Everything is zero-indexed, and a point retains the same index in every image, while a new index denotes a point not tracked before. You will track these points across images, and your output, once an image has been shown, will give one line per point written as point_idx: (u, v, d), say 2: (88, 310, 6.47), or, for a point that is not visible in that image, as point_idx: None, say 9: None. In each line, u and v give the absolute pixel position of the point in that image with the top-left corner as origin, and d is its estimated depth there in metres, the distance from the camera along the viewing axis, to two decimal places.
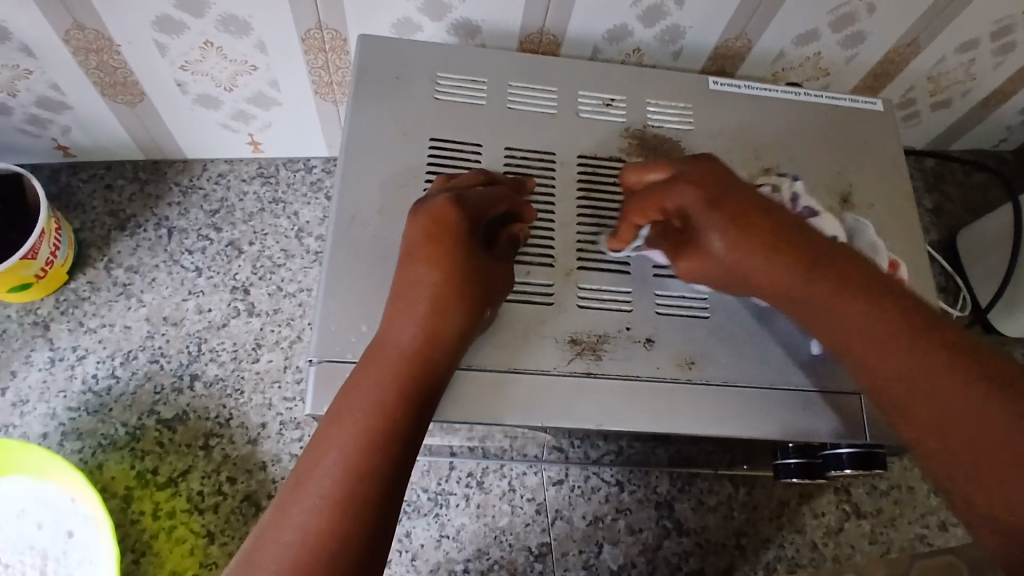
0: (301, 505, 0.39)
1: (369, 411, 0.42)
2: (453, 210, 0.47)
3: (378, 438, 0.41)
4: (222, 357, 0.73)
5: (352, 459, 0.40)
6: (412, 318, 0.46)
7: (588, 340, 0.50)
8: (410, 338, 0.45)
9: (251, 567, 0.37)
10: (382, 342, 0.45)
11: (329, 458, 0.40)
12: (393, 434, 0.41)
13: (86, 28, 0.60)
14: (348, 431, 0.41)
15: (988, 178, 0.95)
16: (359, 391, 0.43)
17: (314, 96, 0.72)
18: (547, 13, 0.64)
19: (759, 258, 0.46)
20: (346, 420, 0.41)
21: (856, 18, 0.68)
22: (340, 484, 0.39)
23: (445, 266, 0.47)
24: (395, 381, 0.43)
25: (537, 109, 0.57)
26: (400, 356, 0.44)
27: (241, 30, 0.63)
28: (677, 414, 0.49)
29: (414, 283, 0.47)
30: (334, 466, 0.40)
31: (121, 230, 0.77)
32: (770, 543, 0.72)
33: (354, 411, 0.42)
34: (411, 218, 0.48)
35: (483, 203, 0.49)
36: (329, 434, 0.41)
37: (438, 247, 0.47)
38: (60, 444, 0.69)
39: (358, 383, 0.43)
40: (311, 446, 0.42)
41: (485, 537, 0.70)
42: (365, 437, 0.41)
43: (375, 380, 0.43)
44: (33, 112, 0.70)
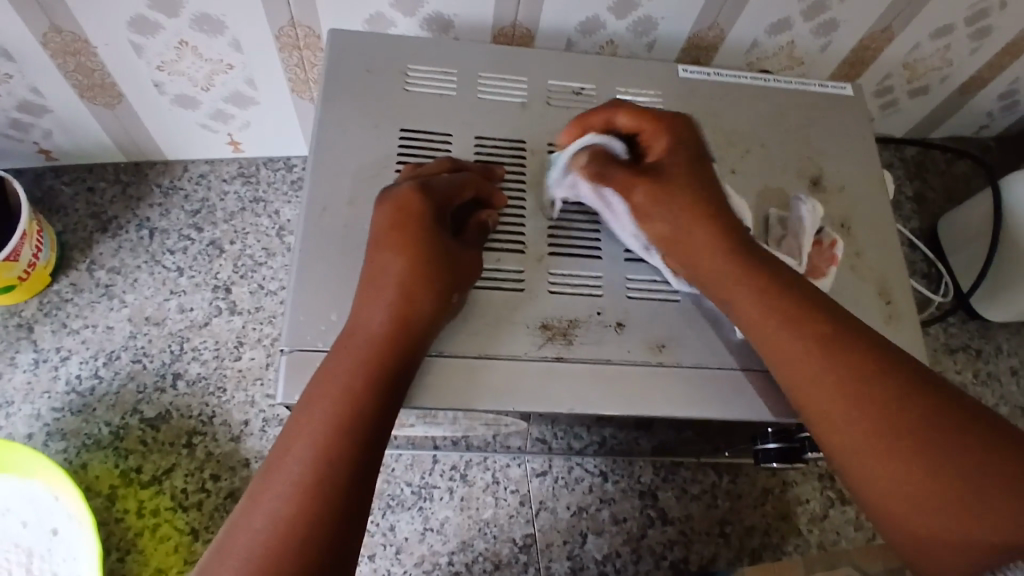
0: (274, 490, 0.39)
1: (339, 397, 0.42)
2: (419, 196, 0.48)
3: (349, 423, 0.41)
4: (205, 356, 0.73)
5: (324, 444, 0.40)
6: (381, 305, 0.46)
7: (559, 325, 0.50)
8: (380, 324, 0.45)
9: (224, 555, 0.37)
10: (351, 332, 0.45)
11: (302, 443, 0.40)
12: (363, 419, 0.41)
13: (63, 30, 0.61)
14: (318, 417, 0.41)
15: (969, 165, 0.95)
16: (329, 379, 0.43)
17: (291, 94, 0.72)
18: (519, 7, 0.64)
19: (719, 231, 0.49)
20: (317, 407, 0.42)
21: (827, 7, 0.69)
22: (311, 467, 0.39)
23: (414, 252, 0.47)
24: (363, 367, 0.43)
25: (508, 98, 0.57)
26: (369, 343, 0.45)
27: (216, 29, 0.63)
28: (649, 396, 0.50)
29: (382, 271, 0.47)
30: (306, 451, 0.40)
31: (104, 231, 0.77)
32: (754, 530, 0.72)
33: (324, 398, 0.42)
34: (378, 206, 0.49)
35: (449, 189, 0.49)
36: (300, 423, 0.41)
37: (405, 234, 0.48)
38: (44, 444, 0.70)
39: (325, 371, 0.43)
40: (282, 435, 0.41)
41: (470, 529, 0.70)
42: (336, 422, 0.41)
43: (345, 369, 0.43)
44: (14, 116, 0.70)
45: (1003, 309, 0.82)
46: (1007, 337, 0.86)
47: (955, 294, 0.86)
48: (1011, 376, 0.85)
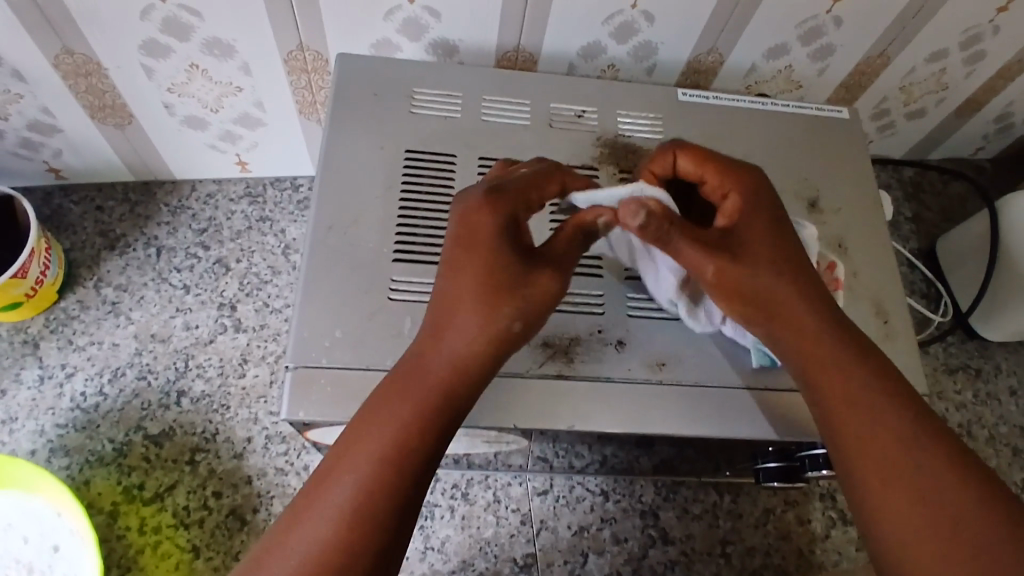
0: (315, 512, 0.39)
1: (398, 435, 0.41)
2: (492, 215, 0.45)
3: (400, 465, 0.40)
4: (209, 373, 0.74)
5: (372, 482, 0.39)
6: (453, 337, 0.43)
7: (560, 343, 0.51)
8: (458, 345, 0.43)
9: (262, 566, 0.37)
10: (425, 357, 0.44)
11: (349, 471, 0.40)
12: (413, 462, 0.40)
13: (75, 52, 0.62)
14: (370, 451, 0.40)
15: (967, 187, 0.96)
16: (391, 407, 0.42)
17: (298, 116, 0.74)
18: (522, 31, 0.66)
19: (786, 282, 0.47)
20: (373, 432, 0.41)
21: (824, 32, 0.70)
22: (354, 501, 0.39)
23: (493, 276, 0.44)
24: (427, 408, 0.42)
25: (510, 120, 0.59)
26: (436, 379, 0.43)
27: (225, 53, 0.65)
28: (648, 414, 0.50)
29: (464, 295, 0.44)
30: (354, 482, 0.39)
31: (111, 249, 0.78)
32: (756, 551, 0.72)
33: (379, 428, 0.41)
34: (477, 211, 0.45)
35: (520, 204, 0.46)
36: (353, 445, 0.41)
37: (494, 246, 0.44)
38: (48, 460, 0.70)
39: (392, 396, 0.42)
40: (332, 452, 0.41)
41: (470, 548, 0.70)
42: (386, 461, 0.40)
43: (409, 403, 0.42)
44: (25, 136, 0.71)
45: (1002, 330, 0.83)
46: (1006, 358, 0.87)
47: (954, 314, 0.86)
48: (1012, 397, 0.85)
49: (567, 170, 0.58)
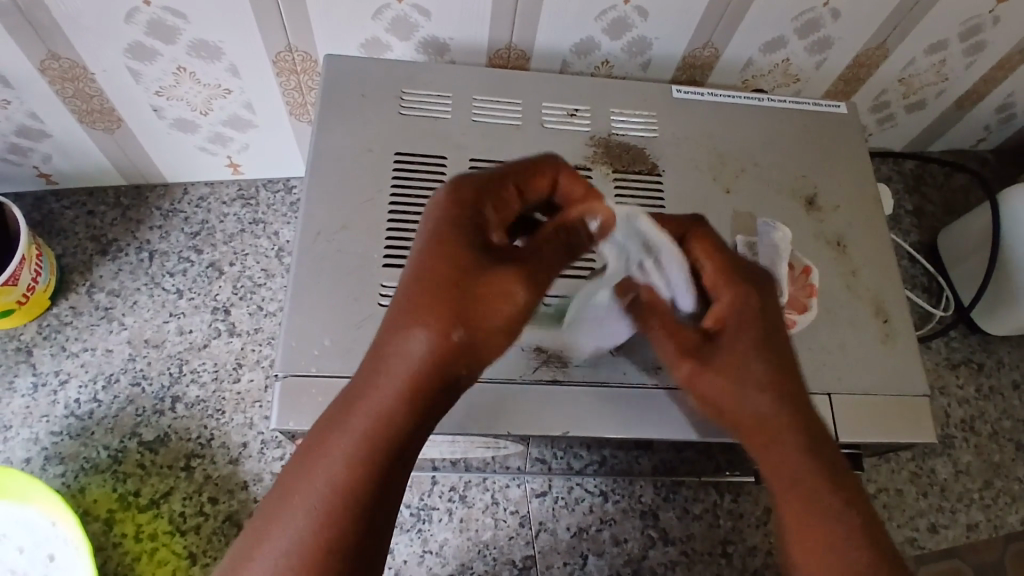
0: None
1: (327, 492, 0.37)
2: (467, 188, 0.42)
3: (334, 525, 0.36)
4: (203, 378, 0.73)
5: (315, 528, 0.36)
6: (388, 376, 0.38)
7: (554, 348, 0.50)
8: (415, 357, 0.38)
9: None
10: (374, 375, 0.38)
11: (269, 546, 0.36)
12: (350, 520, 0.36)
13: (61, 57, 0.62)
14: (295, 518, 0.36)
15: (968, 178, 0.95)
16: (316, 463, 0.37)
17: (289, 117, 0.73)
18: (514, 29, 0.65)
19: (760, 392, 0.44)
20: (334, 444, 0.37)
21: (822, 25, 0.69)
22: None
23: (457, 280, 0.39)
24: (362, 457, 0.37)
25: (502, 120, 0.58)
26: (372, 424, 0.37)
27: (213, 55, 0.64)
28: (645, 418, 0.50)
29: (420, 305, 0.39)
30: (277, 557, 0.36)
31: (103, 254, 0.78)
32: (756, 550, 0.72)
33: (306, 488, 0.37)
34: (448, 191, 0.42)
35: (498, 187, 0.43)
36: (269, 519, 0.37)
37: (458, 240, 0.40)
38: (42, 468, 0.70)
39: (320, 447, 0.38)
40: (251, 524, 0.38)
41: (469, 551, 0.69)
42: (323, 516, 0.36)
43: (352, 443, 0.37)
44: (13, 141, 0.71)
45: (1004, 324, 0.82)
46: (1009, 351, 0.86)
47: (956, 309, 0.85)
48: (1015, 391, 0.84)
49: None
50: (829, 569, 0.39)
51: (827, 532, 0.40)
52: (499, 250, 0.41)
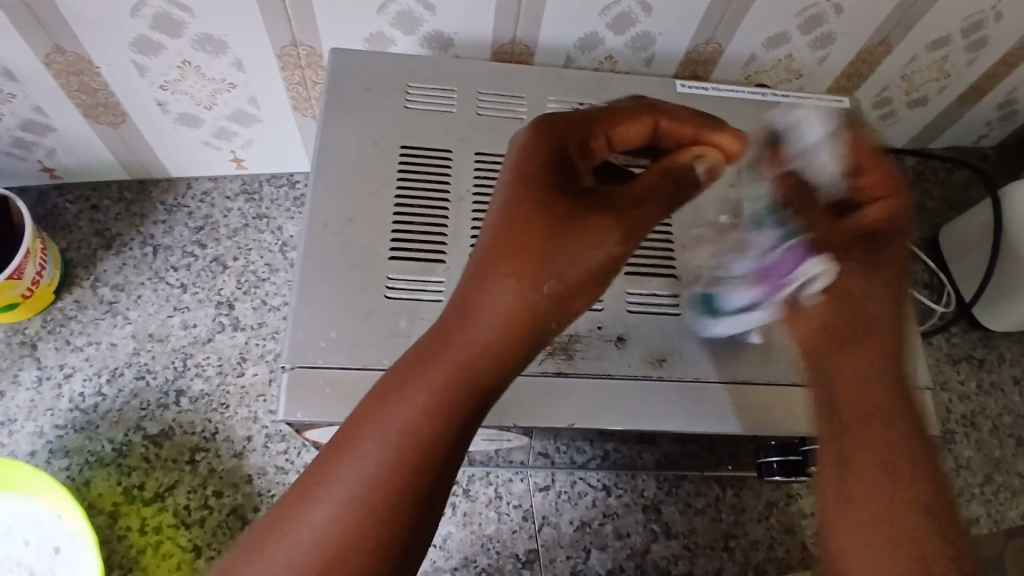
0: (282, 546, 0.36)
1: (413, 423, 0.38)
2: (559, 136, 0.44)
3: (392, 494, 0.37)
4: (208, 372, 0.73)
5: (403, 454, 0.38)
6: (477, 318, 0.40)
7: (559, 341, 0.51)
8: (501, 304, 0.40)
9: (303, 502, 0.37)
10: (457, 320, 0.41)
11: (319, 506, 0.37)
12: (406, 492, 0.37)
13: (66, 51, 0.62)
14: (349, 481, 0.37)
15: (970, 175, 0.95)
16: (377, 429, 0.38)
17: (293, 112, 0.73)
18: (518, 24, 0.65)
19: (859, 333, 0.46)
20: (416, 380, 0.39)
21: (824, 20, 0.69)
22: (365, 504, 0.36)
23: (545, 226, 0.41)
24: (425, 431, 0.38)
25: (507, 114, 0.58)
26: (430, 394, 0.39)
27: (218, 50, 0.64)
28: (649, 411, 0.50)
29: (508, 254, 0.41)
30: (328, 516, 0.36)
31: (107, 248, 0.78)
32: (758, 544, 0.72)
33: (363, 455, 0.38)
34: (542, 137, 0.44)
35: (587, 128, 0.44)
36: (322, 479, 0.38)
37: (550, 190, 0.42)
38: (47, 461, 0.70)
39: (384, 414, 0.39)
40: (301, 481, 0.39)
41: (473, 544, 0.70)
42: (410, 444, 0.38)
43: (439, 378, 0.39)
44: (19, 136, 0.71)
45: (1005, 319, 0.82)
46: (1010, 347, 0.86)
47: (957, 305, 0.86)
48: (1016, 386, 0.84)
49: None
50: (895, 505, 0.41)
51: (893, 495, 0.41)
52: (589, 198, 0.42)
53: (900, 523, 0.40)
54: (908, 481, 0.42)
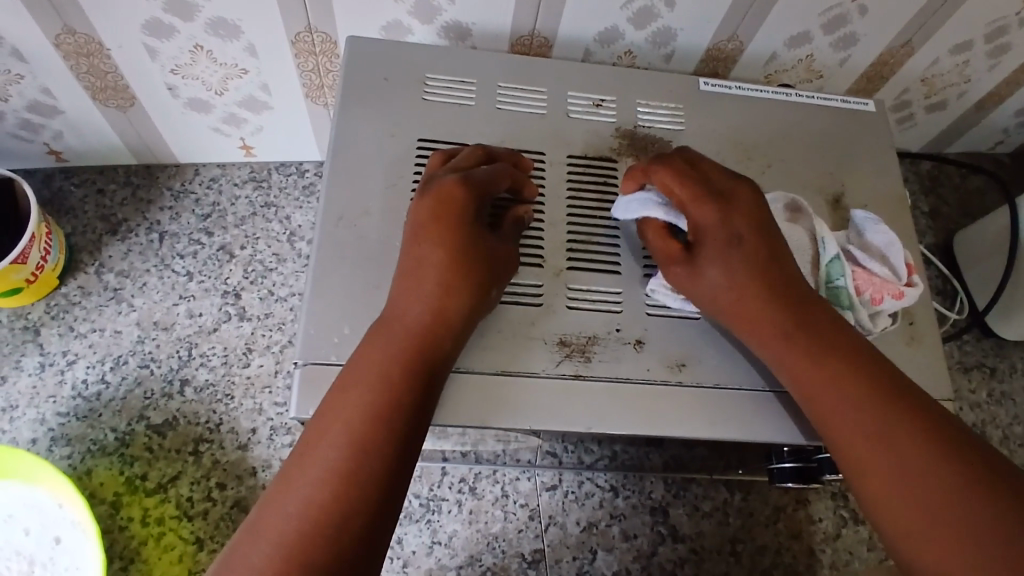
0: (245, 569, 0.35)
1: (346, 443, 0.39)
2: (461, 189, 0.47)
3: (339, 500, 0.37)
4: (213, 362, 0.72)
5: (334, 472, 0.38)
6: (393, 339, 0.43)
7: (577, 342, 0.50)
8: (420, 317, 0.45)
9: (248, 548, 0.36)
10: (374, 347, 0.43)
11: (261, 544, 0.36)
12: (347, 505, 0.37)
13: (76, 32, 0.60)
14: (293, 508, 0.37)
15: (985, 181, 0.94)
16: (310, 457, 0.39)
17: (305, 100, 0.71)
18: (537, 16, 0.64)
19: (773, 332, 0.46)
20: (348, 402, 0.41)
21: (848, 21, 0.68)
22: (306, 524, 0.36)
23: (456, 260, 0.46)
24: (357, 443, 0.39)
25: (526, 109, 0.57)
26: (357, 410, 0.40)
27: (231, 34, 0.62)
28: (667, 416, 0.49)
29: (423, 280, 0.46)
30: (267, 550, 0.36)
31: (113, 234, 0.77)
32: (766, 549, 0.71)
33: (300, 482, 0.38)
34: (419, 198, 0.48)
35: (488, 180, 0.48)
36: (265, 517, 0.37)
37: (448, 227, 0.46)
38: (49, 449, 0.69)
39: (315, 444, 0.39)
40: (240, 530, 0.37)
41: (478, 543, 0.69)
42: (341, 465, 0.38)
43: (358, 400, 0.41)
44: (25, 118, 0.70)
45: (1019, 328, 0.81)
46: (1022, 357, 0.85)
47: (970, 312, 0.85)
48: None
49: (585, 161, 0.56)
50: (905, 484, 0.39)
51: (908, 474, 0.39)
52: (480, 240, 0.47)
53: (940, 500, 0.38)
54: (927, 456, 0.40)
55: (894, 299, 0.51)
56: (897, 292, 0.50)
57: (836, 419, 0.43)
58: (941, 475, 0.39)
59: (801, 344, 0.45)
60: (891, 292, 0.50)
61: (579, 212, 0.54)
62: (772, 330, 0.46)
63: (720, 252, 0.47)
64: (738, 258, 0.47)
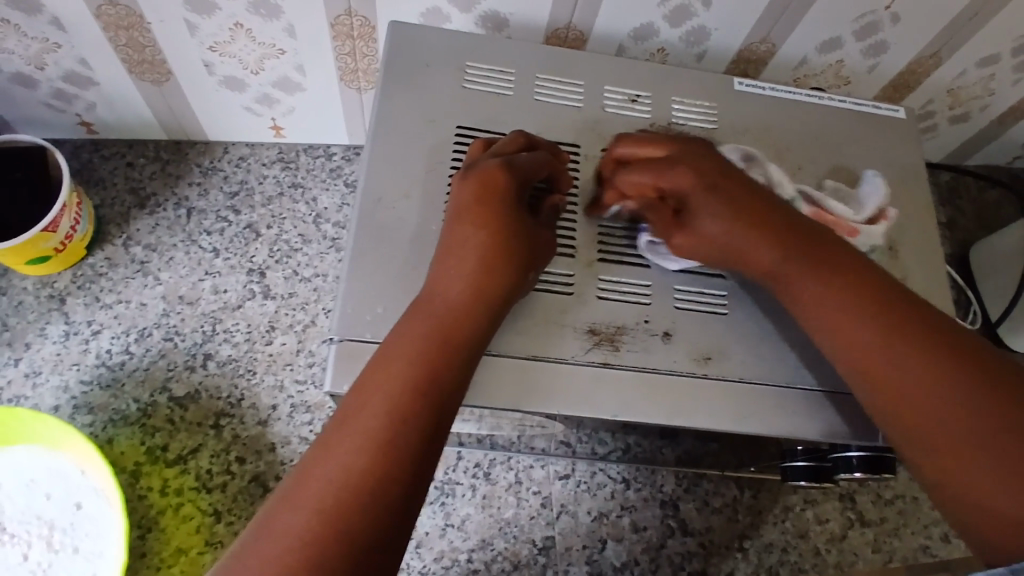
0: (287, 533, 0.36)
1: (380, 417, 0.40)
2: (503, 174, 0.48)
3: (375, 471, 0.38)
4: (236, 338, 0.73)
5: (370, 445, 0.39)
6: (425, 320, 0.44)
7: (606, 331, 0.51)
8: (455, 297, 0.45)
9: (287, 508, 0.37)
10: (407, 329, 0.44)
11: (299, 508, 0.37)
12: (384, 473, 0.38)
13: (118, 4, 0.61)
14: (330, 477, 0.38)
15: (1003, 195, 0.95)
16: (348, 426, 0.40)
17: (339, 83, 0.72)
18: (574, 9, 0.64)
19: (784, 263, 0.47)
20: (380, 378, 0.41)
21: (880, 28, 0.68)
22: (340, 494, 0.37)
23: (495, 244, 0.47)
24: (397, 412, 0.40)
25: (562, 101, 0.58)
26: (396, 382, 0.41)
27: (272, 13, 0.63)
28: (692, 407, 0.50)
29: (459, 262, 0.47)
30: (306, 515, 0.36)
31: (141, 208, 0.78)
32: (772, 547, 0.72)
33: (339, 449, 0.39)
34: (460, 181, 0.49)
35: (528, 168, 0.49)
36: (301, 482, 0.38)
37: (487, 211, 0.47)
38: (72, 416, 0.70)
39: (353, 412, 0.40)
40: (276, 497, 0.38)
41: (491, 527, 0.70)
42: (378, 438, 0.39)
43: (392, 379, 0.41)
44: (60, 88, 0.70)
45: None
46: None
47: (982, 324, 0.85)
48: None
49: None
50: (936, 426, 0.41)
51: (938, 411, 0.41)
52: (517, 224, 0.48)
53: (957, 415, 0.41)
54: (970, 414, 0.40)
55: (848, 236, 0.54)
56: (853, 229, 0.53)
57: (851, 336, 0.45)
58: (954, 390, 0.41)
59: (816, 268, 0.46)
60: (847, 230, 0.53)
61: None
62: (784, 258, 0.47)
63: (704, 193, 0.48)
64: (732, 192, 0.48)
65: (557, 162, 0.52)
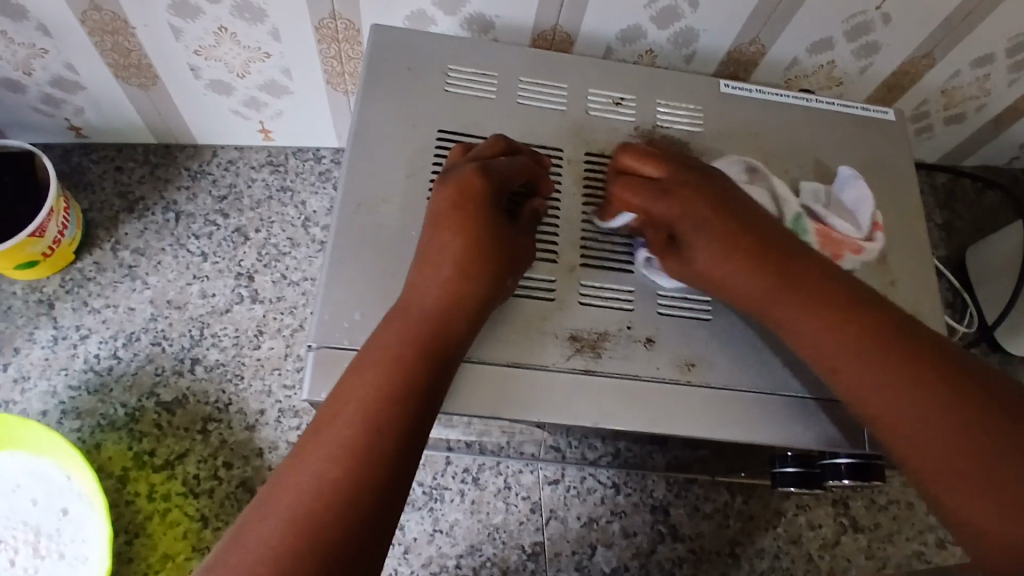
0: (259, 545, 0.35)
1: (353, 426, 0.39)
2: (480, 178, 0.48)
3: (349, 481, 0.37)
4: (224, 342, 0.73)
5: (343, 454, 0.38)
6: (401, 328, 0.44)
7: (588, 338, 0.50)
8: (431, 304, 0.45)
9: (260, 519, 0.36)
10: (383, 337, 0.44)
11: (272, 519, 0.36)
12: (356, 483, 0.37)
13: (103, 9, 0.61)
14: (304, 487, 0.37)
15: (1000, 196, 0.93)
16: (322, 435, 0.39)
17: (326, 86, 0.72)
18: (561, 11, 0.64)
19: (748, 265, 0.46)
20: (355, 387, 0.41)
21: (871, 29, 0.67)
22: (313, 504, 0.37)
23: (473, 249, 0.46)
24: (371, 420, 0.39)
25: (546, 104, 0.57)
26: (370, 390, 0.41)
27: (256, 17, 0.63)
28: (674, 415, 0.49)
29: (436, 268, 0.46)
30: (278, 526, 0.36)
31: (130, 212, 0.77)
32: (764, 553, 0.72)
33: (312, 459, 0.38)
34: (437, 186, 0.49)
35: (506, 172, 0.49)
36: (274, 493, 0.37)
37: (465, 216, 0.47)
38: (59, 421, 0.70)
39: (327, 422, 0.40)
40: (249, 508, 0.37)
41: (479, 533, 0.70)
42: (351, 447, 0.38)
43: (366, 388, 0.41)
44: (47, 92, 0.70)
45: None
46: None
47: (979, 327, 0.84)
48: None
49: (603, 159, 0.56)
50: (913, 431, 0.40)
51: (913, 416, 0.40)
52: (495, 229, 0.47)
53: (933, 421, 0.40)
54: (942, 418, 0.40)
55: (851, 253, 0.54)
56: (856, 247, 0.53)
57: (822, 344, 0.44)
58: (928, 393, 0.40)
59: (776, 269, 0.46)
60: (851, 247, 0.53)
61: (594, 209, 0.54)
62: (747, 259, 0.46)
63: (690, 211, 0.49)
64: (714, 205, 0.48)
65: (538, 168, 0.52)
